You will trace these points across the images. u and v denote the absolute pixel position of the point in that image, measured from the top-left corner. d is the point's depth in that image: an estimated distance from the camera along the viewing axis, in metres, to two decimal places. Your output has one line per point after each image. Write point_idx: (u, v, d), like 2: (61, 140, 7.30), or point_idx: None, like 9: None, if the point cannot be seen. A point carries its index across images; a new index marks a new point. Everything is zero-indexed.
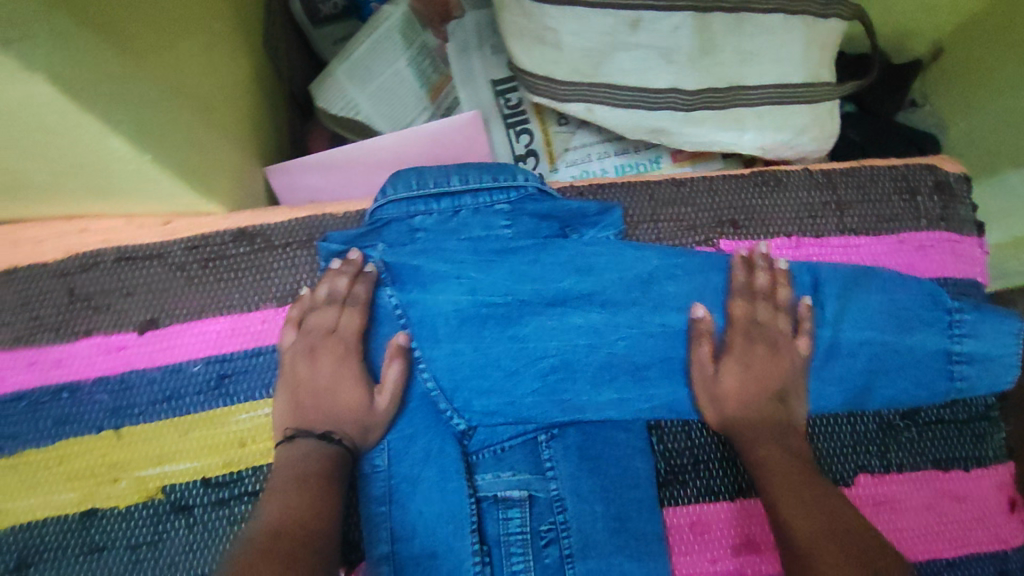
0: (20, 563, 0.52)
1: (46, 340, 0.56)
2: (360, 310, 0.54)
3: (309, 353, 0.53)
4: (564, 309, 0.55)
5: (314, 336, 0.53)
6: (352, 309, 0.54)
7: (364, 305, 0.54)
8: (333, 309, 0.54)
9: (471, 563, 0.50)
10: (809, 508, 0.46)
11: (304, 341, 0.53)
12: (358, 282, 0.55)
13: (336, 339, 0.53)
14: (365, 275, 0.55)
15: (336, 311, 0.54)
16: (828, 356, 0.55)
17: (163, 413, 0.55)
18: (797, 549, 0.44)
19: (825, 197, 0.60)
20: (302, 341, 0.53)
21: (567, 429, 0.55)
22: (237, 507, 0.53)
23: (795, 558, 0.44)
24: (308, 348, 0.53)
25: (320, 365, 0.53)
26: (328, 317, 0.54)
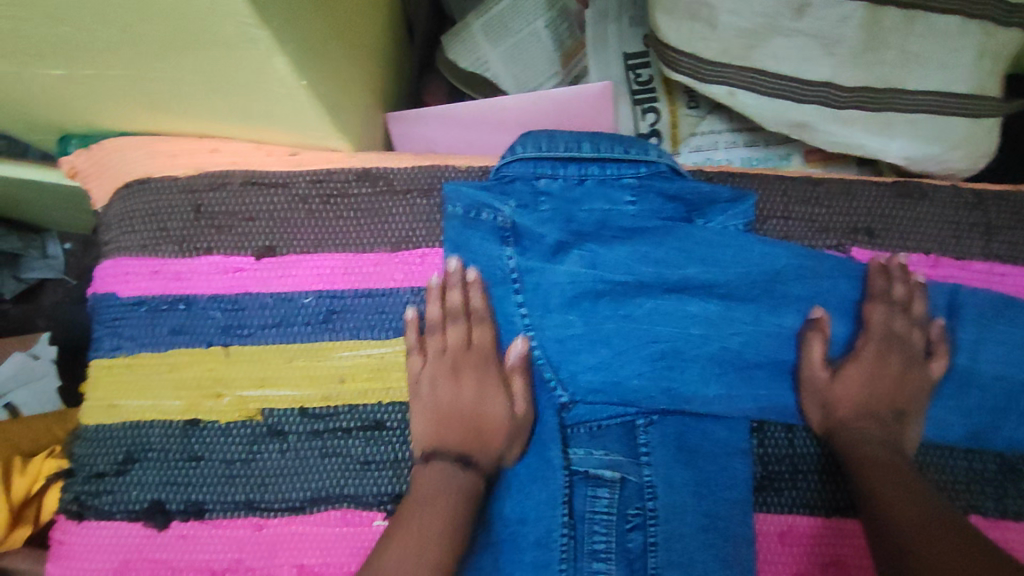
0: (126, 457, 0.54)
1: (169, 252, 0.57)
2: (487, 325, 0.55)
3: (451, 373, 0.54)
4: (681, 296, 0.53)
5: (451, 355, 0.54)
6: (479, 325, 0.55)
7: (486, 319, 0.55)
8: (462, 325, 0.55)
9: (560, 534, 0.50)
10: (924, 517, 0.43)
11: (441, 361, 0.54)
12: (471, 293, 0.55)
13: (473, 354, 0.55)
14: (473, 285, 0.55)
15: (465, 325, 0.55)
16: (960, 386, 0.53)
17: (270, 338, 0.56)
18: (900, 542, 0.42)
19: (974, 218, 0.56)
20: (443, 361, 0.54)
21: (667, 417, 0.54)
22: (331, 441, 0.54)
23: (897, 552, 0.42)
24: (448, 369, 0.54)
25: (462, 385, 0.54)
26: (459, 333, 0.55)
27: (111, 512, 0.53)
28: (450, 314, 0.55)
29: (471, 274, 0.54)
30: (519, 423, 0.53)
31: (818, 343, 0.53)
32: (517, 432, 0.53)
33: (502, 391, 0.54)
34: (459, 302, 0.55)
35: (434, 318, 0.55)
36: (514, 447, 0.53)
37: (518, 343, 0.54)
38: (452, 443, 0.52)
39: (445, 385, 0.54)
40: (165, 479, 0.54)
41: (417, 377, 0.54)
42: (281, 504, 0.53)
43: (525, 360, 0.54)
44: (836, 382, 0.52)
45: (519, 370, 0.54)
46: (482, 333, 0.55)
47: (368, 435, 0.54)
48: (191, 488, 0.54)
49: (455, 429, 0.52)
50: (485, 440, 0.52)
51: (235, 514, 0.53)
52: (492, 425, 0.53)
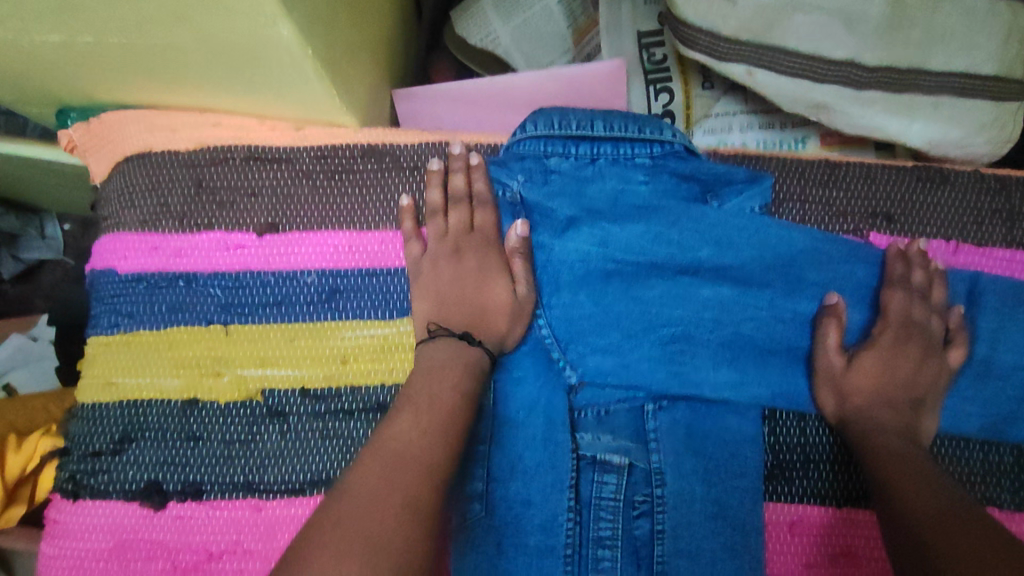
0: (123, 436, 0.53)
1: (169, 228, 0.56)
2: (489, 208, 0.54)
3: (452, 255, 0.54)
4: (693, 279, 0.52)
5: (453, 238, 0.54)
6: (481, 210, 0.54)
7: (488, 203, 0.54)
8: (465, 208, 0.54)
9: (565, 518, 0.49)
10: (945, 509, 0.41)
11: (443, 244, 0.54)
12: (474, 178, 0.54)
13: (475, 236, 0.54)
14: (477, 169, 0.54)
15: (467, 208, 0.54)
16: (978, 376, 0.52)
17: (272, 317, 0.54)
18: (921, 532, 0.41)
19: (996, 204, 0.55)
20: (444, 244, 0.54)
21: (677, 403, 0.52)
22: (332, 422, 0.53)
23: (917, 539, 0.40)
24: (449, 250, 0.54)
25: (463, 264, 0.53)
26: (461, 216, 0.54)
27: (107, 492, 0.52)
28: (452, 198, 0.54)
29: (474, 159, 0.54)
30: (521, 304, 0.52)
31: (833, 328, 0.51)
32: (520, 312, 0.52)
33: (503, 273, 0.53)
34: (462, 185, 0.54)
35: (435, 203, 0.54)
36: (516, 327, 0.52)
37: (519, 223, 0.53)
38: (452, 320, 0.51)
39: (446, 266, 0.53)
40: (162, 459, 0.53)
41: (418, 260, 0.54)
42: (280, 485, 0.52)
43: (526, 244, 0.53)
44: (851, 369, 0.51)
45: (520, 253, 0.53)
46: (484, 215, 0.54)
47: (370, 418, 0.53)
48: (189, 469, 0.52)
49: (455, 308, 0.52)
50: (486, 320, 0.52)
51: (233, 495, 0.52)
52: (493, 306, 0.52)
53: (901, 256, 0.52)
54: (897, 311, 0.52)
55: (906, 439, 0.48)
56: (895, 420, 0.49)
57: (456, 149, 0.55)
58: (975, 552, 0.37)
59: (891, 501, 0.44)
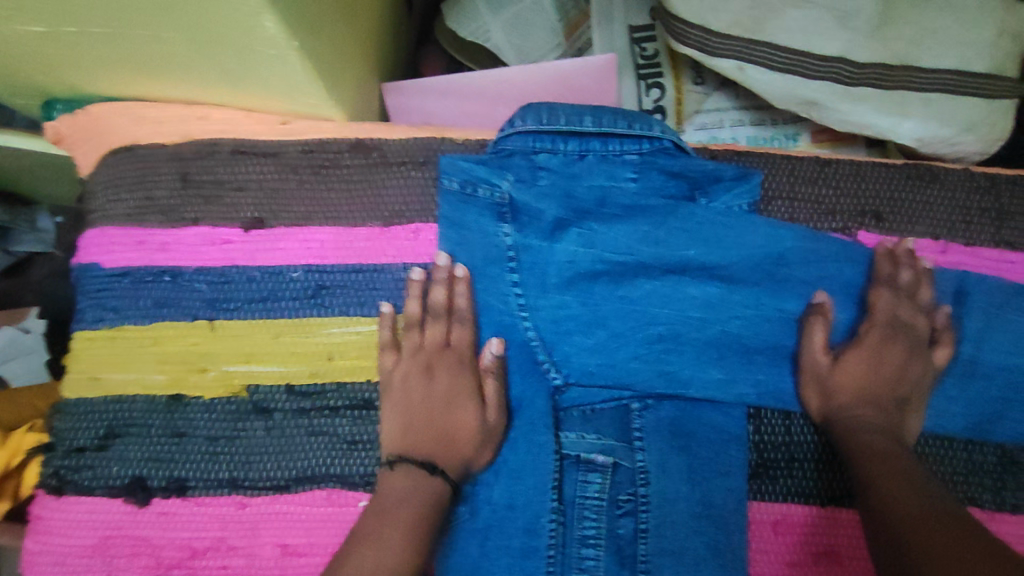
0: (108, 432, 0.53)
1: (154, 222, 0.56)
2: (467, 326, 0.52)
3: (425, 372, 0.51)
4: (680, 278, 0.52)
5: (426, 355, 0.52)
6: (459, 326, 0.52)
7: (467, 320, 0.52)
8: (442, 325, 0.52)
9: (549, 519, 0.49)
10: (926, 507, 0.42)
11: (416, 358, 0.52)
12: (455, 292, 0.52)
13: (450, 354, 0.52)
14: (459, 282, 0.52)
15: (445, 326, 0.52)
16: (963, 376, 0.52)
17: (258, 313, 0.54)
18: (900, 529, 0.41)
19: (985, 203, 0.54)
20: (417, 361, 0.52)
21: (662, 402, 0.52)
22: (317, 419, 0.53)
23: (897, 537, 0.41)
24: (422, 367, 0.52)
25: (435, 383, 0.51)
26: (437, 332, 0.52)
27: (92, 488, 0.52)
28: (431, 311, 0.52)
29: (457, 270, 0.52)
30: (489, 431, 0.50)
31: (820, 329, 0.51)
32: (487, 438, 0.50)
33: (473, 395, 0.51)
34: (442, 300, 0.52)
35: (413, 316, 0.52)
36: (483, 453, 0.50)
37: (495, 344, 0.52)
38: (417, 445, 0.49)
39: (417, 384, 0.51)
40: (147, 455, 0.52)
41: (390, 372, 0.52)
42: (265, 482, 0.52)
43: (502, 364, 0.52)
44: (838, 369, 0.51)
45: (494, 374, 0.51)
46: (461, 334, 0.52)
47: (357, 415, 0.53)
48: (174, 465, 0.52)
49: (422, 433, 0.50)
50: (452, 447, 0.49)
51: (218, 492, 0.52)
52: (459, 432, 0.50)
53: (887, 256, 0.52)
54: (883, 310, 0.51)
55: (890, 439, 0.48)
56: (879, 420, 0.49)
57: (440, 261, 0.52)
58: (954, 552, 0.37)
59: (873, 502, 0.44)
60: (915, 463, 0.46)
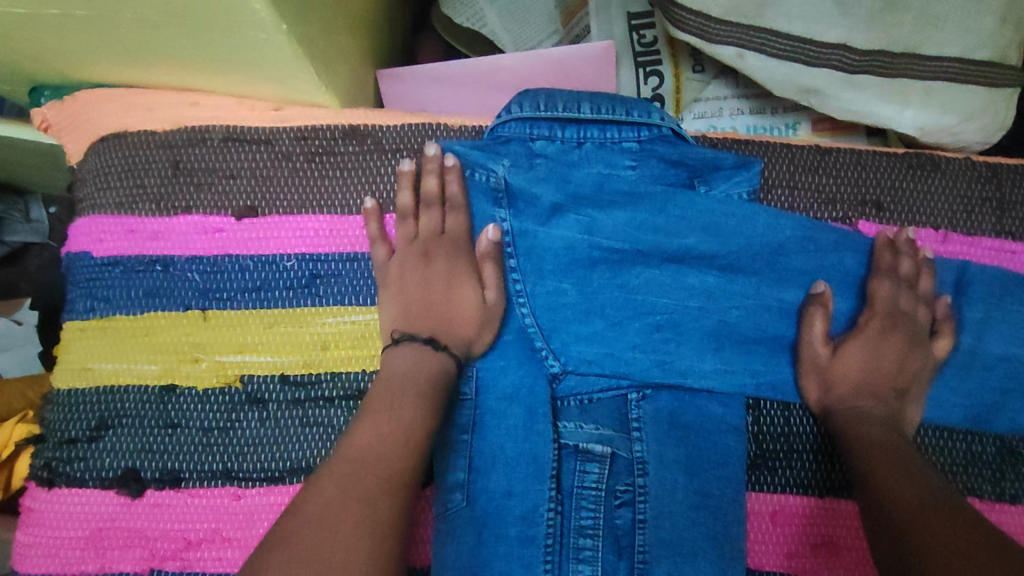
0: (99, 423, 0.52)
1: (145, 211, 0.55)
2: (462, 211, 0.53)
3: (422, 259, 0.52)
4: (679, 267, 0.51)
5: (422, 241, 0.53)
6: (454, 213, 0.53)
7: (461, 204, 0.53)
8: (437, 213, 0.53)
9: (546, 509, 0.49)
10: (924, 500, 0.41)
11: (413, 247, 0.53)
12: (449, 181, 0.52)
13: (445, 240, 0.53)
14: (452, 171, 0.52)
15: (439, 212, 0.53)
16: (963, 366, 0.51)
17: (251, 302, 0.53)
18: (898, 524, 0.40)
19: (986, 191, 0.54)
20: (412, 248, 0.53)
21: (660, 392, 0.52)
22: (312, 409, 0.52)
23: (895, 533, 0.40)
24: (418, 254, 0.52)
25: (432, 269, 0.52)
26: (432, 220, 0.53)
27: (83, 480, 0.51)
28: (423, 201, 0.53)
29: (450, 160, 0.52)
30: (489, 311, 0.52)
31: (819, 319, 0.51)
32: (488, 319, 0.52)
33: (472, 278, 0.52)
34: (435, 189, 0.52)
35: (406, 206, 0.53)
36: (484, 333, 0.52)
37: (490, 231, 0.52)
38: (419, 327, 0.50)
39: (414, 272, 0.52)
40: (140, 446, 0.52)
41: (385, 266, 0.52)
42: (259, 473, 0.51)
43: (498, 250, 0.52)
44: (837, 359, 0.50)
45: (491, 259, 0.52)
46: (456, 220, 0.53)
47: (351, 405, 0.52)
48: (167, 456, 0.52)
49: (422, 317, 0.51)
50: (452, 328, 0.51)
51: (211, 483, 0.51)
52: (459, 314, 0.51)
53: (888, 246, 0.52)
54: (884, 298, 0.51)
55: (890, 428, 0.48)
56: (879, 411, 0.49)
57: (432, 151, 0.52)
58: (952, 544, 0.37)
59: (872, 491, 0.44)
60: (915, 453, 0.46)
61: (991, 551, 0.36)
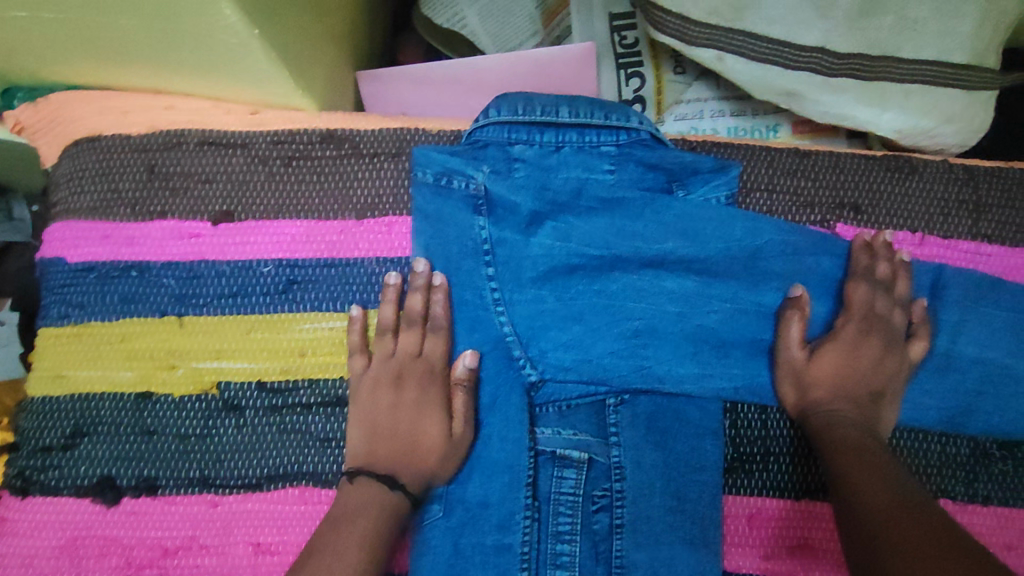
0: (75, 431, 0.52)
1: (120, 215, 0.54)
2: (443, 335, 0.52)
3: (395, 381, 0.51)
4: (658, 271, 0.51)
5: (398, 362, 0.51)
6: (433, 336, 0.52)
7: (444, 329, 0.52)
8: (416, 332, 0.52)
9: (523, 516, 0.49)
10: (896, 500, 0.42)
11: (388, 365, 0.51)
12: (433, 300, 0.52)
13: (421, 362, 0.51)
14: (438, 290, 0.51)
15: (418, 333, 0.52)
16: (939, 369, 0.51)
17: (227, 308, 0.53)
18: (869, 525, 0.41)
19: (962, 194, 0.54)
20: (387, 368, 0.51)
21: (638, 397, 0.52)
22: (289, 417, 0.52)
23: (865, 533, 0.41)
24: (391, 376, 0.51)
25: (404, 394, 0.51)
26: (411, 340, 0.52)
27: (58, 488, 0.51)
28: (405, 319, 0.52)
29: (437, 278, 0.51)
30: (455, 446, 0.49)
31: (797, 323, 0.51)
32: (450, 455, 0.49)
33: (440, 409, 0.50)
34: (419, 307, 0.51)
35: (387, 321, 0.52)
36: (445, 468, 0.49)
37: (467, 357, 0.51)
38: (379, 458, 0.48)
39: (385, 393, 0.51)
40: (116, 453, 0.51)
41: (360, 380, 0.51)
42: (237, 480, 0.51)
43: (473, 378, 0.51)
44: (814, 364, 0.51)
45: (463, 387, 0.51)
46: (434, 343, 0.52)
47: (328, 412, 0.52)
48: (144, 463, 0.51)
49: (387, 445, 0.49)
50: (414, 461, 0.48)
51: (189, 491, 0.51)
52: (425, 444, 0.49)
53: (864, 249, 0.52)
54: (860, 302, 0.51)
55: (864, 432, 0.48)
56: (856, 416, 0.49)
57: (419, 267, 0.51)
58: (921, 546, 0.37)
59: (845, 495, 0.44)
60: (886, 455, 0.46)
61: (948, 548, 0.36)
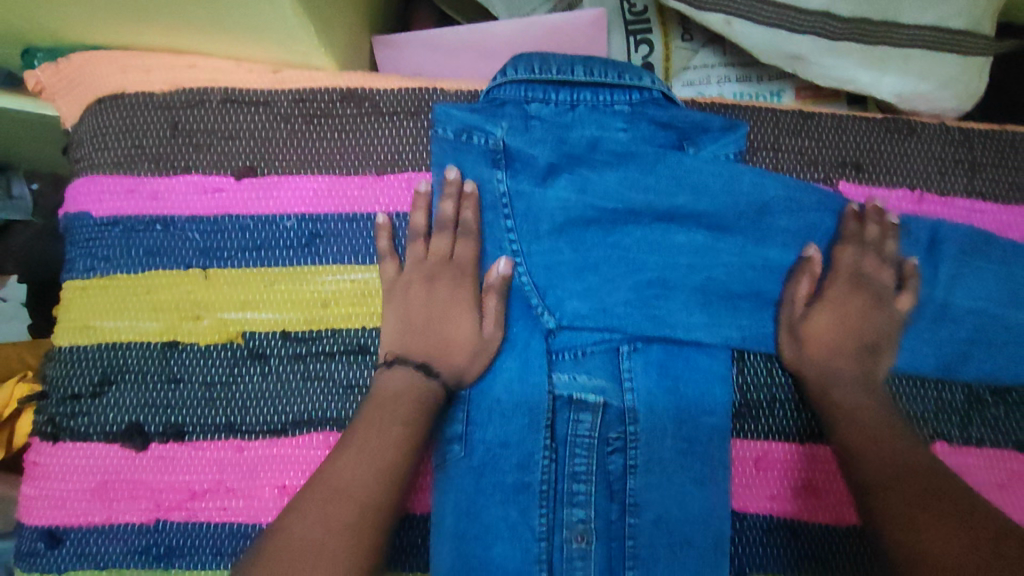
0: (102, 379, 0.53)
1: (144, 171, 0.55)
2: (474, 238, 0.54)
3: (426, 281, 0.53)
4: (669, 225, 0.54)
5: (430, 263, 0.54)
6: (465, 240, 0.54)
7: (475, 232, 0.54)
8: (448, 236, 0.53)
9: (541, 455, 0.51)
10: (889, 473, 0.45)
11: (419, 268, 0.53)
12: (465, 207, 0.53)
13: (452, 265, 0.53)
14: (470, 197, 0.53)
15: (450, 237, 0.54)
16: (936, 318, 0.53)
17: (251, 261, 0.54)
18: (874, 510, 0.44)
19: (958, 155, 0.57)
20: (419, 269, 0.53)
21: (651, 345, 0.54)
22: (313, 364, 0.53)
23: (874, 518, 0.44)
24: (425, 276, 0.53)
25: (436, 292, 0.53)
26: (442, 243, 0.54)
27: (88, 434, 0.52)
28: (436, 225, 0.54)
29: (468, 186, 0.53)
30: (485, 343, 0.52)
31: (806, 280, 0.53)
32: (482, 352, 0.52)
33: (472, 309, 0.53)
34: (450, 212, 0.53)
35: (419, 225, 0.54)
36: (476, 365, 0.52)
37: (501, 265, 0.53)
38: (415, 352, 0.51)
39: (418, 291, 0.53)
40: (144, 401, 0.53)
41: (392, 283, 0.54)
42: (263, 426, 0.53)
43: (506, 283, 0.53)
44: (814, 323, 0.53)
45: (496, 291, 0.53)
46: (466, 247, 0.53)
47: (351, 360, 0.54)
48: (170, 410, 0.53)
49: (420, 340, 0.52)
50: (448, 354, 0.52)
51: (215, 436, 0.53)
52: (457, 341, 0.52)
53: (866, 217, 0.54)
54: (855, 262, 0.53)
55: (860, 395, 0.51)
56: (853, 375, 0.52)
57: (452, 174, 0.53)
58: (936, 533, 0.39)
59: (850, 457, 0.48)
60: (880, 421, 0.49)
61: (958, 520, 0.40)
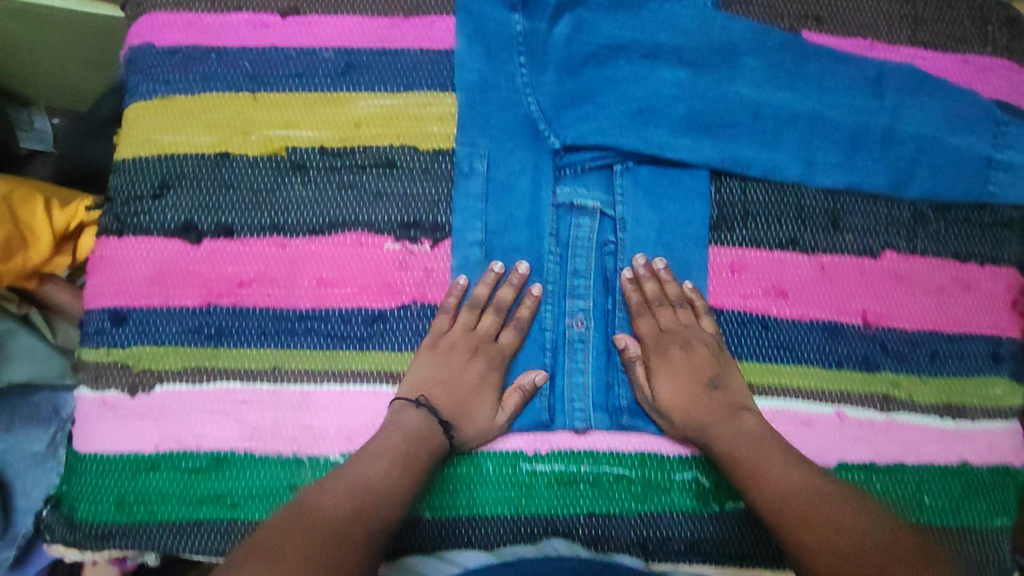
0: (163, 184, 0.61)
1: (201, 8, 0.63)
2: (492, 162, 0.61)
3: (470, 352, 0.59)
4: (655, 62, 0.62)
5: (474, 339, 0.59)
6: (510, 329, 0.60)
7: (521, 323, 0.60)
8: (497, 321, 0.60)
9: (549, 248, 0.61)
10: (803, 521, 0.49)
11: (467, 337, 0.59)
12: (525, 300, 0.60)
13: (494, 348, 0.60)
14: (495, 129, 0.61)
15: (499, 321, 0.60)
16: (885, 140, 0.62)
17: (294, 86, 0.62)
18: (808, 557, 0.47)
19: (904, 11, 0.66)
20: (465, 341, 0.59)
21: (639, 167, 0.63)
22: (347, 175, 0.61)
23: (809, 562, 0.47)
24: (469, 347, 0.59)
25: (472, 364, 0.59)
26: (490, 326, 0.60)
27: (149, 230, 0.60)
28: (492, 305, 0.60)
29: (534, 288, 0.60)
30: (494, 430, 0.58)
31: (639, 365, 0.60)
32: (487, 435, 0.58)
33: (496, 396, 0.59)
34: (508, 299, 0.60)
35: (480, 297, 0.60)
36: (475, 442, 0.58)
37: (537, 376, 0.59)
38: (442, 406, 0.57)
39: (459, 357, 0.59)
40: (199, 203, 0.60)
41: (438, 336, 0.59)
42: (303, 227, 0.61)
43: (528, 391, 0.59)
44: (657, 394, 0.58)
45: (520, 392, 0.59)
46: (509, 337, 0.60)
47: (381, 172, 0.61)
48: (221, 212, 0.60)
49: (441, 394, 0.57)
50: (467, 421, 0.57)
51: (261, 235, 0.60)
52: (476, 415, 0.58)
53: (684, 300, 0.61)
54: (665, 325, 0.60)
55: (731, 428, 0.56)
56: (725, 414, 0.57)
57: (522, 268, 0.60)
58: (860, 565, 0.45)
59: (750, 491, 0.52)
60: (756, 443, 0.54)
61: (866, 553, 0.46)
